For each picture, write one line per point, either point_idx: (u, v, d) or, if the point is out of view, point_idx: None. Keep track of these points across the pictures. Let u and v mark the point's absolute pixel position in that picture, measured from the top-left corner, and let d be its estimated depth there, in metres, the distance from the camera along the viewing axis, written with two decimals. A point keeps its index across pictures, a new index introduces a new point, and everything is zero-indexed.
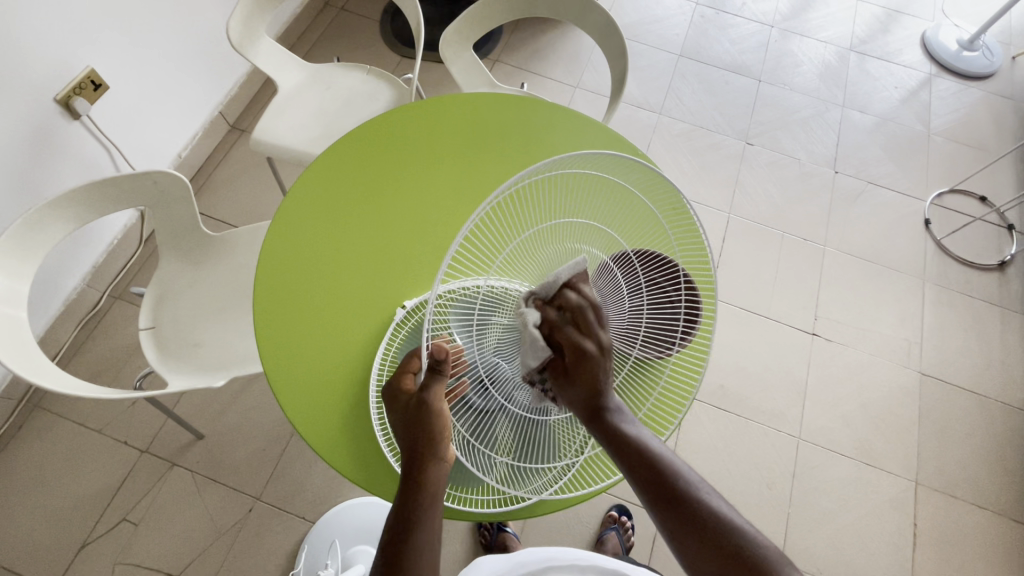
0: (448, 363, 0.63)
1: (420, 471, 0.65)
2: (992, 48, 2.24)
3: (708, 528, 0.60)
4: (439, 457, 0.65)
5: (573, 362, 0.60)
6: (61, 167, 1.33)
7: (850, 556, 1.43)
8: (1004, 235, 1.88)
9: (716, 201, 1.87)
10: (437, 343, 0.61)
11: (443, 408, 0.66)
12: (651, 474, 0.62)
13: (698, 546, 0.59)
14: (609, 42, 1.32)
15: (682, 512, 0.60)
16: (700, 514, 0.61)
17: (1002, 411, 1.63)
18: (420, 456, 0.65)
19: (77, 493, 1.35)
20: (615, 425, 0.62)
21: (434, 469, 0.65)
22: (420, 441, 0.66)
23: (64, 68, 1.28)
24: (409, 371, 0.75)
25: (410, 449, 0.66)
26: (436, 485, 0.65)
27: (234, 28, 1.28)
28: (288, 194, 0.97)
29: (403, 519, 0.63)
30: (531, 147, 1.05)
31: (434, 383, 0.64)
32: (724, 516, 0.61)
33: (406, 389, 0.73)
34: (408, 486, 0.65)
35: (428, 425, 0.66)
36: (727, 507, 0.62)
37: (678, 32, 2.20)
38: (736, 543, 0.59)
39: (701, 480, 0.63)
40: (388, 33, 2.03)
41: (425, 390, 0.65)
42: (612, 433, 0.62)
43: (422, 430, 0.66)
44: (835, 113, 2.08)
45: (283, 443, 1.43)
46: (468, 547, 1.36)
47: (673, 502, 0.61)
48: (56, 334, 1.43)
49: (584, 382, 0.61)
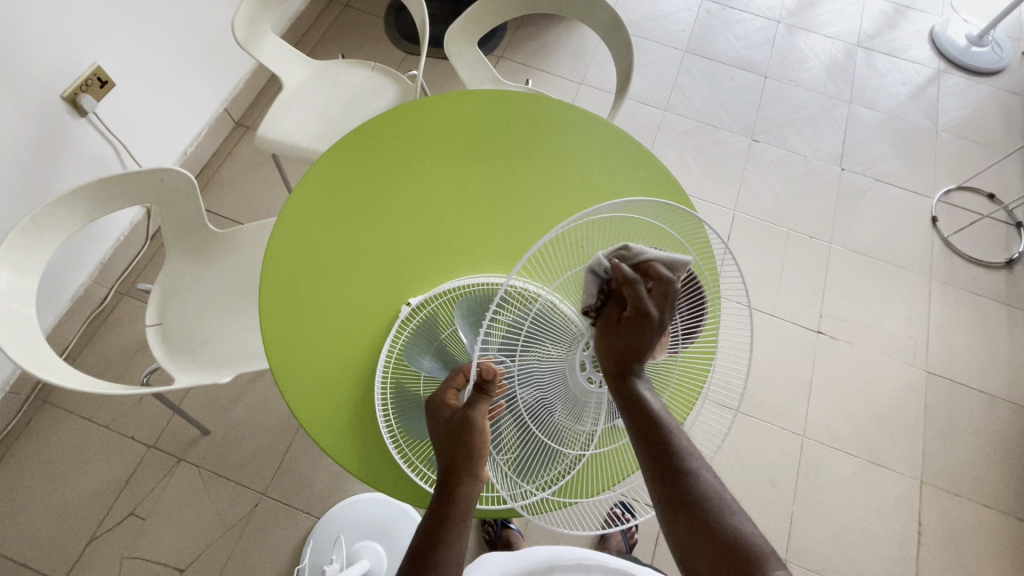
0: (496, 385, 0.67)
1: (455, 485, 0.68)
2: (1001, 44, 2.22)
3: (701, 508, 0.59)
4: (475, 474, 0.68)
5: (626, 319, 0.60)
6: (67, 164, 1.34)
7: (854, 554, 1.43)
8: (1012, 232, 1.86)
9: (721, 198, 1.86)
10: (486, 364, 0.65)
11: (483, 427, 0.69)
12: (660, 444, 0.61)
13: (686, 523, 0.59)
14: (615, 39, 1.32)
15: (680, 488, 0.60)
16: (694, 492, 0.60)
17: (1008, 409, 1.62)
18: (457, 470, 0.68)
19: (85, 488, 1.36)
20: (635, 389, 0.62)
21: (468, 485, 0.68)
22: (459, 455, 0.68)
23: (71, 64, 1.28)
24: (453, 387, 0.75)
25: (446, 463, 0.69)
26: (468, 502, 0.67)
27: (240, 25, 1.28)
28: (294, 188, 0.97)
29: (433, 528, 0.66)
30: (537, 145, 1.05)
31: (479, 401, 0.68)
32: (720, 501, 0.60)
33: (448, 403, 0.74)
34: (442, 498, 0.67)
35: (468, 441, 0.69)
36: (727, 496, 0.61)
37: (683, 28, 2.19)
38: (721, 526, 0.59)
39: (705, 463, 0.63)
40: (392, 30, 2.03)
41: (469, 409, 0.68)
42: (632, 395, 0.62)
43: (461, 447, 0.68)
44: (841, 110, 2.06)
45: (289, 439, 1.44)
46: (472, 543, 1.36)
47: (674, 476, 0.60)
48: (63, 330, 1.44)
49: (625, 339, 0.61)
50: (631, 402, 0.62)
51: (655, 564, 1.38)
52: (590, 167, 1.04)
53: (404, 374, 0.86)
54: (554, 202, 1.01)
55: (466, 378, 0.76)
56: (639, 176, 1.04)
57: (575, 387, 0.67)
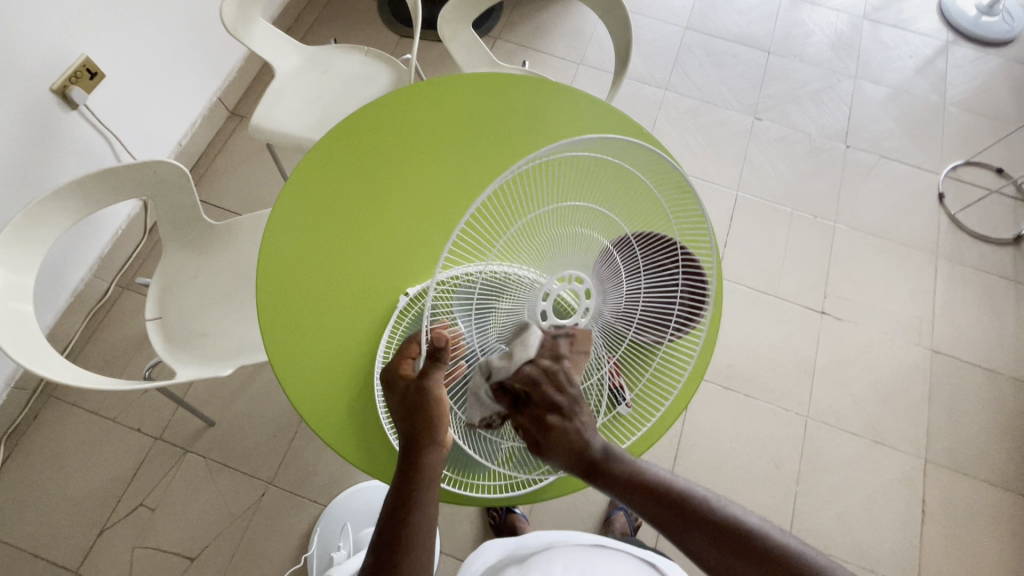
0: (447, 352, 0.66)
1: (417, 455, 0.68)
2: (1012, 13, 2.15)
3: (727, 534, 0.66)
4: (436, 442, 0.68)
5: (541, 431, 0.68)
6: (60, 158, 1.32)
7: (857, 534, 1.44)
8: (1020, 208, 1.83)
9: (724, 178, 1.83)
10: (436, 333, 0.65)
11: (442, 395, 0.68)
12: (659, 501, 0.68)
13: (721, 553, 0.65)
14: (612, 17, 1.28)
15: (698, 528, 0.67)
16: (713, 525, 0.66)
17: (1013, 387, 1.61)
18: (416, 440, 0.69)
19: (94, 480, 1.38)
20: (611, 469, 0.69)
21: (430, 454, 0.68)
22: (418, 427, 0.68)
23: (59, 57, 1.26)
24: (408, 356, 0.75)
25: (408, 436, 0.69)
26: (433, 469, 0.69)
27: (228, 11, 1.25)
28: (291, 175, 0.95)
29: (400, 497, 0.68)
30: (536, 130, 1.02)
31: (434, 371, 0.67)
32: (737, 519, 0.67)
33: (403, 374, 0.74)
34: (406, 470, 0.68)
35: (426, 412, 0.68)
36: (743, 512, 0.67)
37: (684, 4, 2.14)
38: (749, 542, 0.65)
39: (710, 492, 0.70)
40: (385, 12, 1.99)
41: (424, 378, 0.68)
42: (613, 478, 0.69)
43: (420, 419, 0.68)
44: (847, 85, 2.02)
45: (293, 429, 1.45)
46: (476, 527, 1.38)
47: (687, 520, 0.67)
48: (65, 325, 1.44)
49: (560, 447, 0.68)
50: (608, 480, 0.69)
51: (659, 547, 1.39)
52: None
53: None
54: None
55: (420, 346, 0.76)
56: None
57: None
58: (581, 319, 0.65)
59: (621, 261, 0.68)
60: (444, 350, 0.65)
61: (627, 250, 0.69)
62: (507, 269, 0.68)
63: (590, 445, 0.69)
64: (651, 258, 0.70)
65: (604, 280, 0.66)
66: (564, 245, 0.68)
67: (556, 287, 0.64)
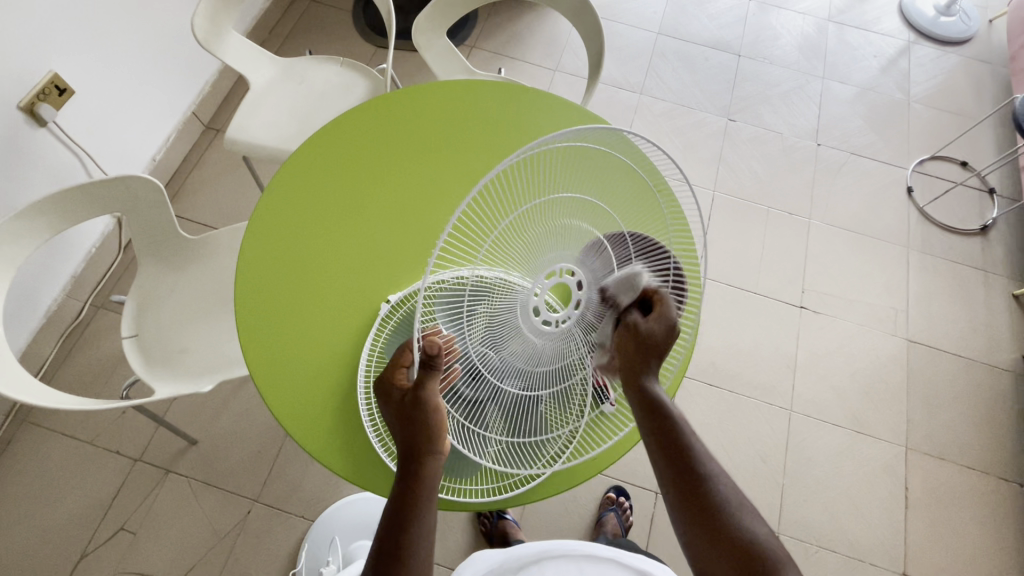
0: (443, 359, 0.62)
1: (418, 467, 0.68)
2: (968, 13, 2.24)
3: (719, 516, 0.67)
4: (436, 452, 0.68)
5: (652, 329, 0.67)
6: (30, 176, 1.29)
7: (844, 523, 1.46)
8: (985, 199, 1.90)
9: (700, 178, 1.87)
10: (429, 340, 0.60)
11: (437, 402, 0.67)
12: (680, 457, 0.69)
13: (706, 527, 0.66)
14: (584, 23, 1.30)
15: (699, 497, 0.67)
16: (711, 500, 0.67)
17: (987, 373, 1.65)
18: (416, 451, 0.68)
19: (72, 506, 1.34)
20: (649, 410, 0.70)
21: (430, 463, 0.68)
22: (418, 438, 0.68)
23: (26, 74, 1.24)
24: (402, 365, 0.73)
25: (406, 447, 0.68)
26: (434, 479, 0.68)
27: (199, 24, 1.25)
28: (272, 181, 0.95)
29: (398, 511, 0.67)
30: (515, 134, 1.03)
31: (428, 381, 0.65)
32: (735, 508, 0.68)
33: (398, 384, 0.72)
34: (408, 481, 0.68)
35: (425, 422, 0.67)
36: (746, 504, 0.68)
37: (656, 10, 2.18)
38: (736, 530, 0.66)
39: (724, 475, 0.70)
40: (361, 23, 1.99)
41: (420, 388, 0.66)
42: (651, 413, 0.70)
43: (421, 431, 0.67)
44: (815, 85, 2.07)
45: (278, 445, 1.43)
46: (468, 535, 1.37)
47: (694, 484, 0.68)
48: (38, 347, 1.41)
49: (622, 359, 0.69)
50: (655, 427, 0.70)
51: (651, 546, 1.39)
52: None
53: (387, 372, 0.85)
54: None
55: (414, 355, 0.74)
56: None
57: (541, 347, 0.65)
58: (571, 312, 0.64)
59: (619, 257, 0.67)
60: (438, 359, 0.62)
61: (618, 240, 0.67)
62: (499, 275, 0.69)
63: (648, 373, 0.69)
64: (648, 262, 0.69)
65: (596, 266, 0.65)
66: (563, 238, 0.68)
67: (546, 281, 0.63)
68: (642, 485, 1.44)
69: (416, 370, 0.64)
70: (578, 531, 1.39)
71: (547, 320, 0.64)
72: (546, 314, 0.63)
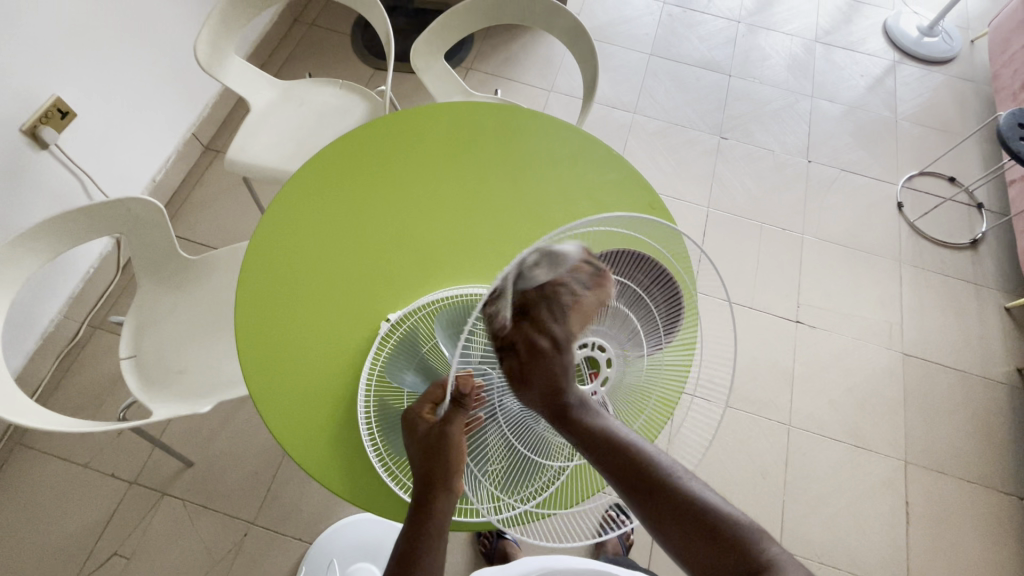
0: (474, 400, 0.67)
1: (431, 500, 0.69)
2: (950, 33, 2.30)
3: (680, 508, 0.59)
4: (450, 488, 0.69)
5: (526, 359, 0.59)
6: (32, 198, 1.30)
7: (845, 539, 1.45)
8: (974, 214, 1.93)
9: (694, 195, 1.90)
10: (465, 379, 0.63)
11: (460, 442, 0.69)
12: (624, 465, 0.61)
13: (671, 524, 0.58)
14: (578, 46, 1.33)
15: (656, 499, 0.60)
16: (666, 495, 0.59)
17: (982, 385, 1.66)
18: (432, 484, 0.69)
19: (65, 531, 1.32)
20: (582, 422, 0.61)
21: (443, 499, 0.69)
22: (436, 472, 0.69)
23: (29, 98, 1.25)
24: (430, 401, 0.75)
25: (423, 478, 0.69)
26: (444, 516, 0.69)
27: (202, 49, 1.27)
28: (269, 206, 0.96)
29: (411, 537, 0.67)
30: (510, 154, 1.05)
31: (458, 416, 0.68)
32: (696, 494, 0.60)
33: (425, 419, 0.74)
34: (419, 508, 0.69)
35: (446, 457, 0.69)
36: (705, 489, 0.61)
37: (647, 32, 2.23)
38: (704, 516, 0.58)
39: (674, 463, 0.63)
40: (359, 46, 2.03)
41: (447, 423, 0.69)
42: (584, 433, 0.61)
43: (441, 462, 0.68)
44: (805, 104, 2.12)
45: (276, 465, 1.42)
46: (468, 557, 1.35)
47: (645, 488, 0.60)
48: (34, 368, 1.40)
49: (539, 379, 0.60)
50: (591, 440, 0.61)
51: (652, 565, 1.38)
52: (563, 173, 1.05)
53: (387, 391, 0.85)
54: (528, 211, 1.01)
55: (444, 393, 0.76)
56: (610, 177, 1.06)
57: None
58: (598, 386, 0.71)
59: (644, 328, 0.72)
60: (470, 396, 0.66)
61: (650, 322, 0.72)
62: None
63: (571, 401, 0.61)
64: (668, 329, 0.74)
65: (626, 346, 0.71)
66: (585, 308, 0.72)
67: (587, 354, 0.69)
68: None
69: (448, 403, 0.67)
70: (580, 550, 1.38)
71: None
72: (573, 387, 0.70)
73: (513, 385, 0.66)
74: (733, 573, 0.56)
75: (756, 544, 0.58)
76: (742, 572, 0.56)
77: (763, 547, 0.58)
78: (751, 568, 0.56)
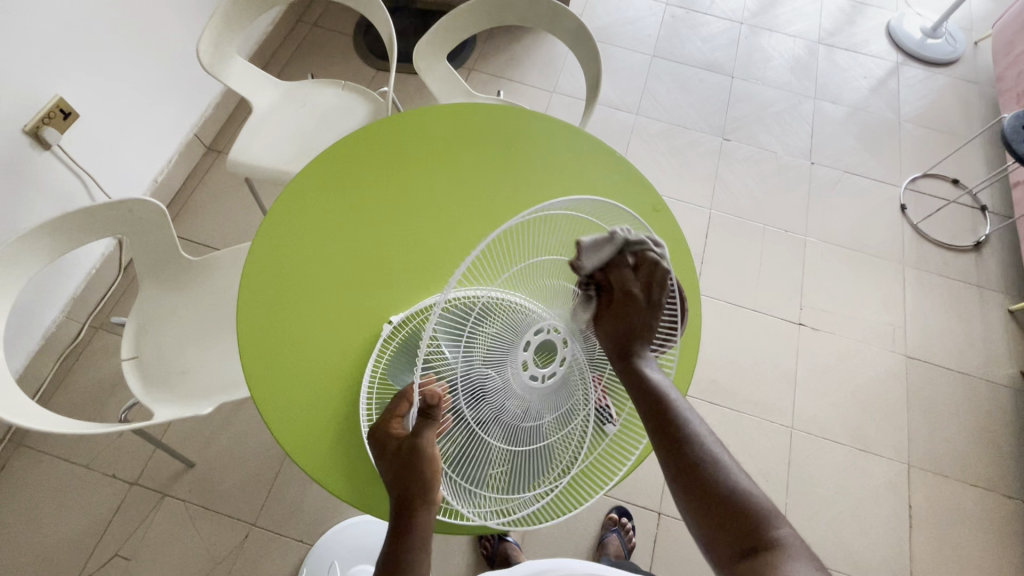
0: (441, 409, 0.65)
1: (410, 514, 0.67)
2: (954, 35, 2.30)
3: (698, 469, 0.62)
4: (429, 501, 0.68)
5: (613, 303, 0.70)
6: (34, 198, 1.30)
7: (848, 542, 1.44)
8: (978, 216, 1.92)
9: (697, 197, 1.89)
10: (429, 390, 0.63)
11: (433, 454, 0.67)
12: (659, 412, 0.65)
13: (688, 484, 0.62)
14: (581, 48, 1.33)
15: (679, 455, 0.63)
16: (688, 453, 0.63)
17: (986, 388, 1.66)
18: (409, 498, 0.67)
19: (66, 531, 1.31)
20: (635, 368, 0.68)
21: (423, 513, 0.67)
22: (412, 486, 0.67)
23: (31, 98, 1.26)
24: (398, 415, 0.73)
25: (400, 492, 0.68)
26: (425, 527, 0.68)
27: (205, 50, 1.27)
28: (272, 206, 0.96)
29: (395, 547, 0.66)
30: (512, 155, 1.05)
31: (426, 430, 0.66)
32: (715, 461, 0.63)
33: (394, 433, 0.72)
34: (397, 525, 0.67)
35: (419, 471, 0.67)
36: (724, 457, 0.64)
37: (650, 33, 2.23)
38: (720, 486, 0.62)
39: (698, 421, 0.66)
40: (362, 47, 2.03)
41: (416, 437, 0.67)
42: (633, 376, 0.68)
43: (412, 476, 0.67)
44: (807, 105, 2.11)
45: (277, 467, 1.41)
46: (469, 559, 1.35)
47: (671, 440, 0.64)
48: (35, 369, 1.40)
49: (611, 321, 0.70)
50: (634, 384, 0.68)
51: (654, 569, 1.37)
52: (565, 176, 1.05)
53: (388, 393, 0.85)
54: None
55: (411, 405, 0.74)
56: (613, 180, 1.05)
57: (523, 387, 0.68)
58: (559, 367, 0.69)
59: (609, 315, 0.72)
60: (438, 407, 0.64)
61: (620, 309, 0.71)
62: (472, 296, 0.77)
63: (636, 350, 0.69)
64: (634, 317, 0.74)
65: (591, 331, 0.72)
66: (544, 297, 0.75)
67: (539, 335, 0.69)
68: (643, 505, 1.42)
69: (414, 417, 0.65)
70: (581, 552, 1.38)
71: (535, 375, 0.69)
72: (534, 371, 0.68)
73: (479, 378, 0.68)
74: (739, 544, 0.60)
75: (766, 524, 0.60)
76: (748, 540, 0.60)
77: (773, 526, 0.60)
78: (759, 544, 0.59)
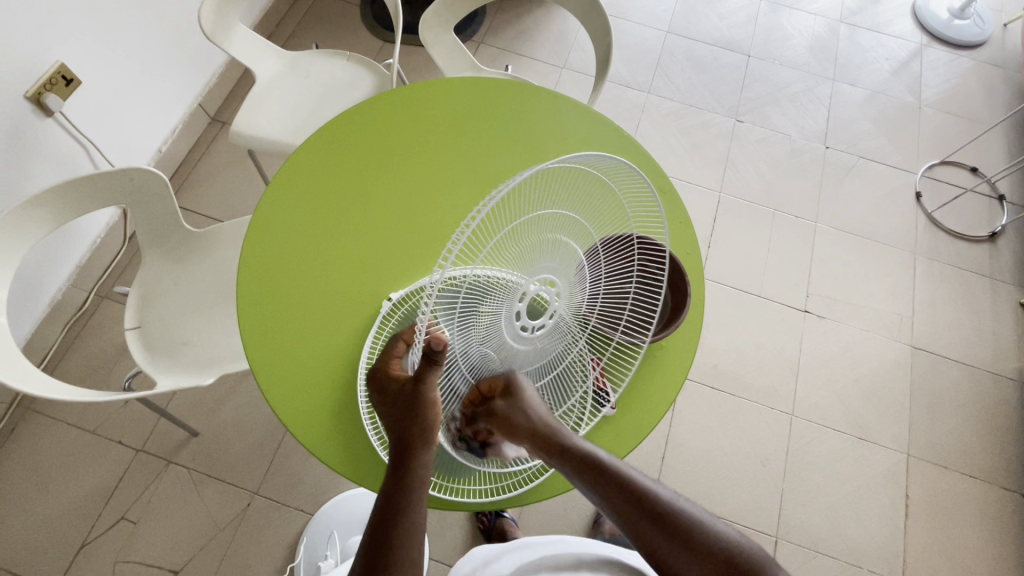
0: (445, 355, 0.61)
1: (411, 457, 0.68)
2: (983, 16, 2.21)
3: (688, 537, 0.65)
4: (429, 443, 0.68)
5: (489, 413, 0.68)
6: (37, 165, 1.30)
7: (841, 528, 1.46)
8: (995, 206, 1.88)
9: (707, 179, 1.86)
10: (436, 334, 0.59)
11: (433, 398, 0.67)
12: (628, 496, 0.67)
13: (688, 553, 0.64)
14: (593, 22, 1.28)
15: (665, 525, 0.66)
16: (674, 521, 0.66)
17: (992, 381, 1.64)
18: (409, 441, 0.68)
19: (73, 494, 1.35)
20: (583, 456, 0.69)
21: (422, 455, 0.68)
22: (413, 431, 0.67)
23: (33, 64, 1.24)
24: (395, 356, 0.75)
25: (400, 435, 0.68)
26: (423, 472, 0.68)
27: (206, 17, 1.24)
28: (270, 184, 0.94)
29: (390, 501, 0.66)
30: (518, 135, 1.03)
31: (429, 374, 0.64)
32: (697, 521, 0.66)
33: (394, 377, 0.73)
34: (397, 469, 0.68)
35: (422, 415, 0.67)
36: (702, 513, 0.67)
37: (666, 8, 2.16)
38: (714, 548, 0.64)
39: (665, 488, 0.69)
40: (368, 17, 1.99)
41: (421, 381, 0.65)
42: (582, 458, 0.69)
43: (413, 420, 0.67)
44: (825, 87, 2.05)
45: (279, 438, 1.43)
46: (467, 533, 1.37)
47: (651, 514, 0.66)
48: (41, 336, 1.41)
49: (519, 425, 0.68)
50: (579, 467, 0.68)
51: None
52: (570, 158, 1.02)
53: None
54: None
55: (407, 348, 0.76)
56: None
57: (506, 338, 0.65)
58: (548, 320, 0.66)
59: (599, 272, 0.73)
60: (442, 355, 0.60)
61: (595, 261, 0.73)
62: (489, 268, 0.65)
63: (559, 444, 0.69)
64: (613, 266, 0.74)
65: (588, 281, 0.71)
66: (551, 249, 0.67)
67: (533, 288, 0.62)
68: None
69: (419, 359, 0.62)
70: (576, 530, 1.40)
71: (525, 326, 0.65)
72: (526, 322, 0.64)
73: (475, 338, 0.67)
74: None
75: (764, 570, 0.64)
76: None
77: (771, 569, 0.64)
78: None
